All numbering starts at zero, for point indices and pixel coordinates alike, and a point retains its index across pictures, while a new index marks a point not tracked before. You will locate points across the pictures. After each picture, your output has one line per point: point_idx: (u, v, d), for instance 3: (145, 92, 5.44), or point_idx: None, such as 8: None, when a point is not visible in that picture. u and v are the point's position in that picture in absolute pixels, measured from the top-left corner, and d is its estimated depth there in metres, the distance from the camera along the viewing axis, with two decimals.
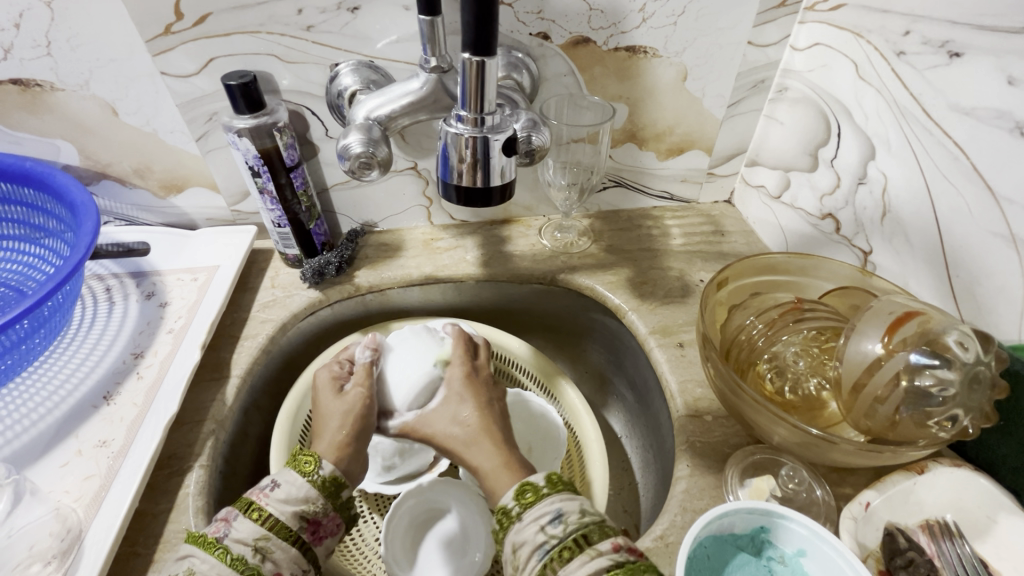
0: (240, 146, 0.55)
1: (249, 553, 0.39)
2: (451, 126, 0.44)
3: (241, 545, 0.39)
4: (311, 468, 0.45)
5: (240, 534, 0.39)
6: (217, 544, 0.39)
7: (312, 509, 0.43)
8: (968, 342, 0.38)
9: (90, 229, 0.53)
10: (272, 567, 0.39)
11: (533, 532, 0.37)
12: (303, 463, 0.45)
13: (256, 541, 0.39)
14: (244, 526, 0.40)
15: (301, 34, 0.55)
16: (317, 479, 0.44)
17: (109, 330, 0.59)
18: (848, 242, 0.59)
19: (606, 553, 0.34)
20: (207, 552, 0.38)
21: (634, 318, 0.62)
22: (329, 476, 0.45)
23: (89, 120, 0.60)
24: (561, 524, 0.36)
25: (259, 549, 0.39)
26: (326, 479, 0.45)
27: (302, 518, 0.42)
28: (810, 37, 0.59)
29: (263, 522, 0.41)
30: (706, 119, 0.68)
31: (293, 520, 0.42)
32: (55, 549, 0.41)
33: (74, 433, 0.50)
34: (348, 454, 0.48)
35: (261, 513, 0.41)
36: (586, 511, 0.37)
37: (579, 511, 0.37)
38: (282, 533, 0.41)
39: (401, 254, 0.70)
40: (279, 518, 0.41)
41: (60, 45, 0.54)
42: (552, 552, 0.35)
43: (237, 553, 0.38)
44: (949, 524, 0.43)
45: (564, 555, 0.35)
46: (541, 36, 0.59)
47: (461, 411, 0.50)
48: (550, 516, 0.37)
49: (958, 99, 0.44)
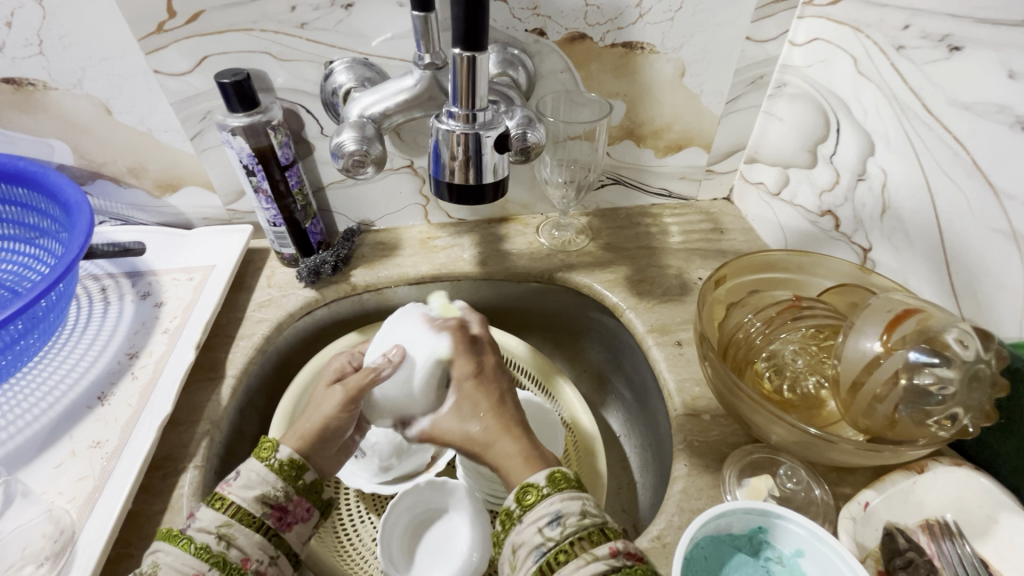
0: (234, 145, 0.55)
1: (213, 541, 0.39)
2: (443, 122, 0.44)
3: (204, 534, 0.39)
4: (267, 453, 0.45)
5: (204, 524, 0.40)
6: (181, 536, 0.39)
7: (276, 494, 0.43)
8: (969, 339, 0.38)
9: (84, 229, 0.53)
10: (238, 554, 0.40)
11: (532, 534, 0.37)
12: (260, 449, 0.45)
13: (219, 529, 0.40)
14: (206, 515, 0.40)
15: (295, 32, 0.55)
16: (273, 464, 0.44)
17: (104, 330, 0.59)
18: (847, 238, 0.58)
19: (602, 559, 0.35)
20: (172, 544, 0.39)
21: (632, 316, 0.62)
22: (286, 459, 0.45)
23: (83, 119, 0.60)
24: (559, 526, 0.37)
25: (222, 536, 0.40)
26: (283, 463, 0.44)
27: (264, 504, 0.42)
28: (808, 32, 0.59)
29: (226, 510, 0.41)
30: (705, 116, 0.68)
31: (255, 507, 0.42)
32: (48, 550, 0.41)
33: (68, 434, 0.49)
34: (316, 454, 0.47)
35: (224, 502, 0.41)
36: (586, 513, 0.37)
37: (579, 512, 0.37)
38: (245, 520, 0.41)
39: (398, 253, 0.70)
40: (241, 505, 0.41)
41: (52, 44, 0.54)
42: (549, 555, 0.36)
43: (201, 542, 0.39)
44: (950, 524, 0.43)
45: (560, 559, 0.35)
46: (537, 32, 0.58)
47: (472, 404, 0.46)
48: (548, 518, 0.37)
49: (957, 94, 0.44)
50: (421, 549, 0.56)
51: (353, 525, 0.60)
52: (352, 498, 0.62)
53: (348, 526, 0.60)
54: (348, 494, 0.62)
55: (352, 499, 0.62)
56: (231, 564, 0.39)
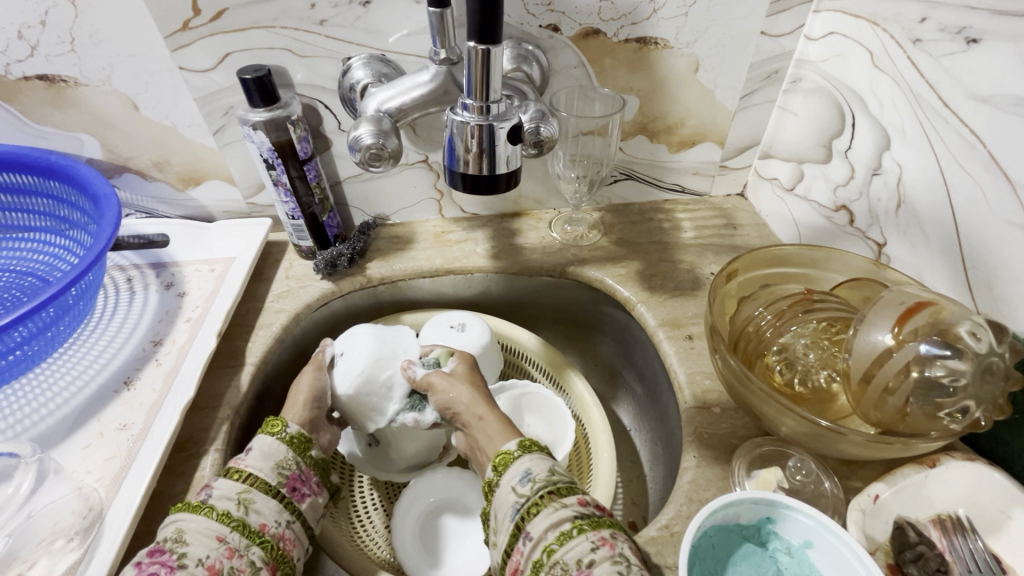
0: (255, 139, 0.56)
1: (234, 506, 0.41)
2: (457, 115, 0.45)
3: (226, 501, 0.41)
4: (275, 428, 0.47)
5: (222, 493, 0.42)
6: (203, 506, 0.41)
7: (289, 464, 0.46)
8: (981, 332, 0.38)
9: (112, 220, 0.55)
10: (257, 518, 0.41)
11: (507, 494, 0.42)
12: (269, 425, 0.48)
13: (239, 495, 0.42)
14: (225, 485, 0.42)
15: (314, 29, 0.56)
16: (284, 436, 0.47)
17: (130, 319, 0.61)
18: (862, 233, 0.58)
19: (571, 506, 0.39)
20: (194, 513, 0.40)
21: (643, 310, 0.62)
22: (296, 433, 0.48)
23: (111, 115, 0.62)
24: (529, 483, 0.42)
25: (242, 502, 0.42)
26: (293, 436, 0.47)
27: (280, 474, 0.45)
28: (824, 26, 0.59)
29: (245, 480, 0.43)
30: (719, 111, 0.68)
31: (272, 476, 0.44)
32: (78, 526, 0.43)
33: (96, 416, 0.51)
34: (312, 417, 0.51)
35: (241, 473, 0.43)
36: (555, 472, 0.42)
37: (547, 471, 0.42)
38: (263, 488, 0.43)
39: (412, 247, 0.71)
40: (258, 475, 0.44)
41: (82, 41, 0.56)
42: (522, 510, 0.40)
43: (222, 508, 0.41)
44: (962, 519, 0.43)
45: (532, 511, 0.40)
46: (551, 28, 0.59)
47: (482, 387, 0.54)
48: (520, 477, 0.42)
49: (975, 87, 0.43)
50: (431, 543, 0.58)
51: (367, 510, 0.62)
52: (367, 485, 0.64)
53: (362, 512, 0.62)
54: (363, 481, 0.65)
55: (367, 486, 0.64)
56: (250, 527, 0.41)
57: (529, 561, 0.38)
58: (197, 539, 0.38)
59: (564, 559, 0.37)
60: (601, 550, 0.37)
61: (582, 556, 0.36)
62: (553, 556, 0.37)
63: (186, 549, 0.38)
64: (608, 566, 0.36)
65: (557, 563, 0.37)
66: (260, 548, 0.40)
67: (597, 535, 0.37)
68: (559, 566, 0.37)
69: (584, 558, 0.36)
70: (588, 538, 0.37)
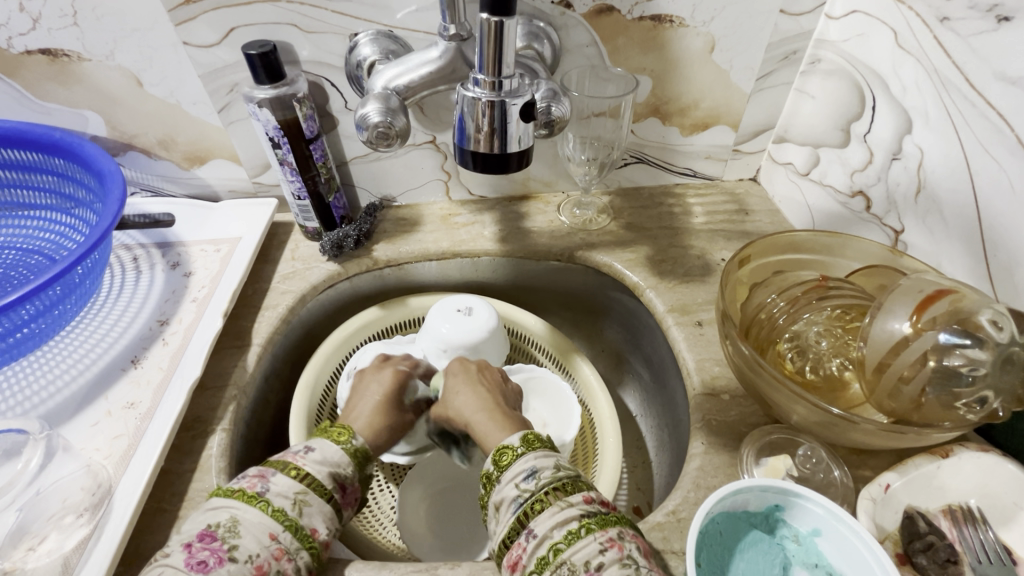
0: (260, 117, 0.55)
1: (289, 505, 0.40)
2: (468, 90, 0.44)
3: (282, 499, 0.41)
4: (343, 437, 0.48)
5: (280, 489, 0.41)
6: (258, 498, 0.40)
7: (345, 472, 0.45)
8: (1003, 321, 0.37)
9: (118, 199, 0.54)
10: (308, 522, 0.41)
11: (509, 490, 0.41)
12: (335, 433, 0.48)
13: (295, 495, 0.41)
14: (282, 481, 0.41)
15: (320, 3, 0.55)
16: (348, 447, 0.47)
17: (136, 298, 0.60)
18: (879, 220, 0.57)
19: (577, 505, 0.39)
20: (250, 505, 0.39)
21: (652, 296, 0.61)
22: (358, 445, 0.48)
23: (115, 91, 0.61)
24: (534, 479, 0.40)
25: (298, 502, 0.41)
26: (357, 449, 0.48)
27: (335, 479, 0.44)
28: (846, 4, 0.57)
29: (301, 479, 0.42)
30: (734, 94, 0.66)
31: (327, 480, 0.44)
32: (87, 502, 0.43)
33: (103, 395, 0.51)
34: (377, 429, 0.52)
35: (300, 471, 0.43)
36: (559, 468, 0.41)
37: (553, 467, 0.41)
38: (318, 490, 0.43)
39: (419, 229, 0.71)
40: (316, 476, 0.43)
41: (85, 15, 0.55)
42: (526, 505, 0.39)
43: (278, 505, 0.40)
44: (973, 510, 0.42)
45: (536, 507, 0.39)
46: (563, 4, 0.57)
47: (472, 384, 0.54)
48: (525, 474, 0.41)
49: (1004, 67, 0.42)
50: (433, 515, 0.61)
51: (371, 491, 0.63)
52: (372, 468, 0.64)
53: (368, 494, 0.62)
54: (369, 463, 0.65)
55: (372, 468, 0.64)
56: (303, 530, 0.40)
57: (533, 556, 0.37)
58: (249, 533, 0.38)
59: (572, 560, 0.36)
60: (609, 552, 0.36)
61: (591, 558, 0.36)
62: (561, 555, 0.36)
63: (238, 541, 0.37)
64: (616, 569, 0.35)
65: (564, 563, 0.36)
66: (306, 554, 0.39)
67: (605, 537, 0.37)
68: (566, 567, 0.36)
69: (592, 561, 0.36)
70: (597, 539, 0.37)
